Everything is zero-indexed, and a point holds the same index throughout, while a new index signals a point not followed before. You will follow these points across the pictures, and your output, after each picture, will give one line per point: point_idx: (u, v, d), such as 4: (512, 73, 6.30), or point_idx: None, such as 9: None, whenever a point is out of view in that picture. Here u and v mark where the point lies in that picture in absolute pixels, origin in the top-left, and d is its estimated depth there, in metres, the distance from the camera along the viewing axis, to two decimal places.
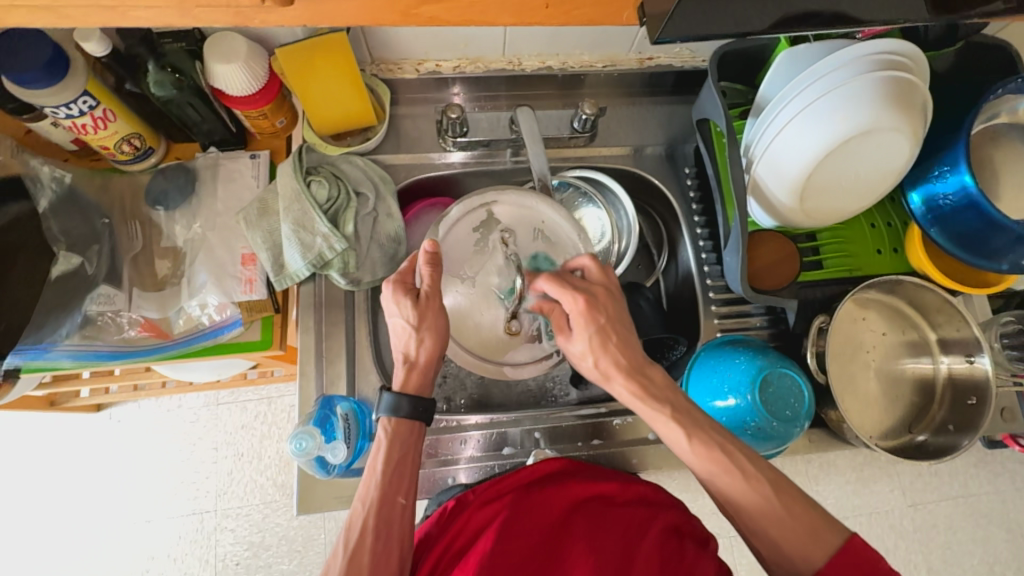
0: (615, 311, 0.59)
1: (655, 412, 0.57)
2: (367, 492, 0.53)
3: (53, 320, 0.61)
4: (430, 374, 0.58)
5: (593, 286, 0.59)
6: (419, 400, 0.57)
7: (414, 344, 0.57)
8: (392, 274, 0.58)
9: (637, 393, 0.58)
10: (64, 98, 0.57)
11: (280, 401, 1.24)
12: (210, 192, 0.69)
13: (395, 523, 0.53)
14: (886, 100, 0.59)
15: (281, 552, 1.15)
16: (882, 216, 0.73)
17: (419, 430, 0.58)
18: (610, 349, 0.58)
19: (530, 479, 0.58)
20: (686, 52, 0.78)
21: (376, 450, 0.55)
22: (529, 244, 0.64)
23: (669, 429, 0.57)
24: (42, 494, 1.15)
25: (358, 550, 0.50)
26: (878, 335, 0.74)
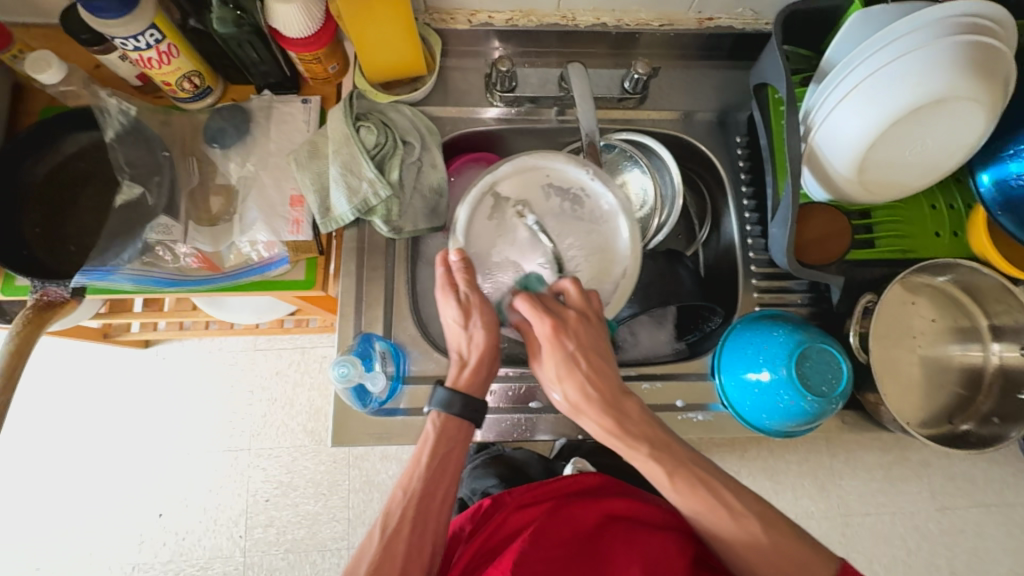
0: (588, 338, 0.58)
1: (631, 446, 0.57)
2: (411, 482, 0.56)
3: (117, 247, 0.64)
4: (482, 373, 0.60)
5: (566, 311, 0.58)
6: (469, 398, 0.59)
7: (466, 342, 0.59)
8: (435, 274, 0.59)
9: (612, 429, 0.57)
10: (133, 30, 0.59)
11: (313, 351, 1.29)
12: (263, 132, 0.71)
13: (430, 515, 0.56)
14: (980, 70, 0.56)
15: (308, 493, 1.21)
16: (945, 197, 0.70)
17: (467, 430, 0.60)
18: (577, 379, 0.57)
19: (567, 491, 0.60)
20: (749, 14, 0.74)
21: (423, 443, 0.58)
22: (542, 203, 0.67)
23: (650, 467, 0.57)
24: (94, 418, 1.23)
25: (395, 535, 0.54)
26: (927, 322, 0.71)
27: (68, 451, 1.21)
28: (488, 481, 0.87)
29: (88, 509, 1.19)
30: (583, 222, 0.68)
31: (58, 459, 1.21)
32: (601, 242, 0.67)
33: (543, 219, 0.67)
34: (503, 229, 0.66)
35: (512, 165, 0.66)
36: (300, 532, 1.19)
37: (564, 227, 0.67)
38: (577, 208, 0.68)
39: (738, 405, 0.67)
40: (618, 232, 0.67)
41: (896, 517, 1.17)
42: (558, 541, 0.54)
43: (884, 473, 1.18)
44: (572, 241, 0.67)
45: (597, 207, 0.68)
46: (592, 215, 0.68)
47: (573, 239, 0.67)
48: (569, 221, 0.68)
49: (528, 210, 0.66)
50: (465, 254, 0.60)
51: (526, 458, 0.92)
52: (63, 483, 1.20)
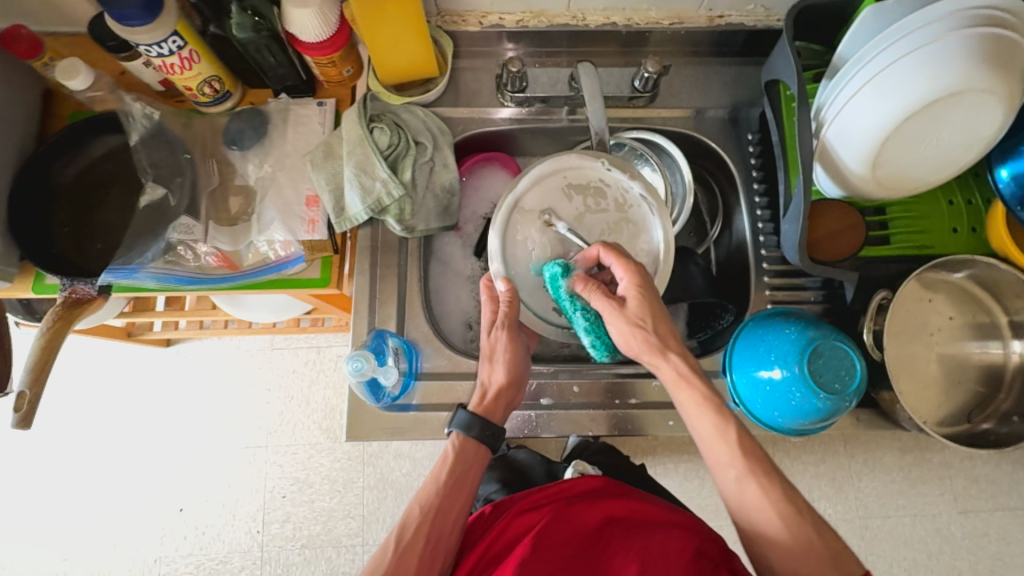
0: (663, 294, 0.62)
1: (700, 401, 0.57)
2: (425, 499, 0.58)
3: (141, 246, 0.66)
4: (502, 405, 0.64)
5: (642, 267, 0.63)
6: (488, 424, 0.61)
7: (489, 372, 0.64)
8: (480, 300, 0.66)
9: (689, 381, 0.58)
10: (156, 36, 0.61)
11: (329, 350, 1.31)
12: (280, 134, 0.73)
13: (443, 534, 0.57)
14: (999, 61, 0.55)
15: (323, 490, 1.23)
16: (962, 193, 0.69)
17: (484, 454, 0.62)
18: (661, 331, 0.59)
19: (570, 493, 0.61)
20: (761, 10, 0.74)
21: (441, 464, 0.60)
22: (569, 211, 0.67)
23: (716, 435, 0.56)
24: (118, 414, 1.27)
25: (408, 549, 0.55)
26: (944, 319, 0.70)
27: (94, 447, 1.25)
28: (490, 486, 0.87)
29: (113, 502, 1.23)
30: (615, 213, 0.67)
31: (89, 451, 1.25)
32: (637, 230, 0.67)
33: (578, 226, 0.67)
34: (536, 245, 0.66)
35: (541, 173, 0.66)
36: (315, 528, 1.21)
37: (599, 227, 0.67)
38: (600, 200, 0.67)
39: (750, 403, 0.67)
40: (653, 221, 0.67)
41: (916, 520, 1.15)
42: (559, 544, 0.55)
43: (904, 475, 1.15)
44: (604, 235, 0.67)
45: (622, 192, 0.67)
46: (620, 202, 0.68)
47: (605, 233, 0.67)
48: (603, 220, 0.67)
49: (564, 219, 0.66)
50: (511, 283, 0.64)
51: (530, 460, 0.92)
52: (89, 477, 1.24)
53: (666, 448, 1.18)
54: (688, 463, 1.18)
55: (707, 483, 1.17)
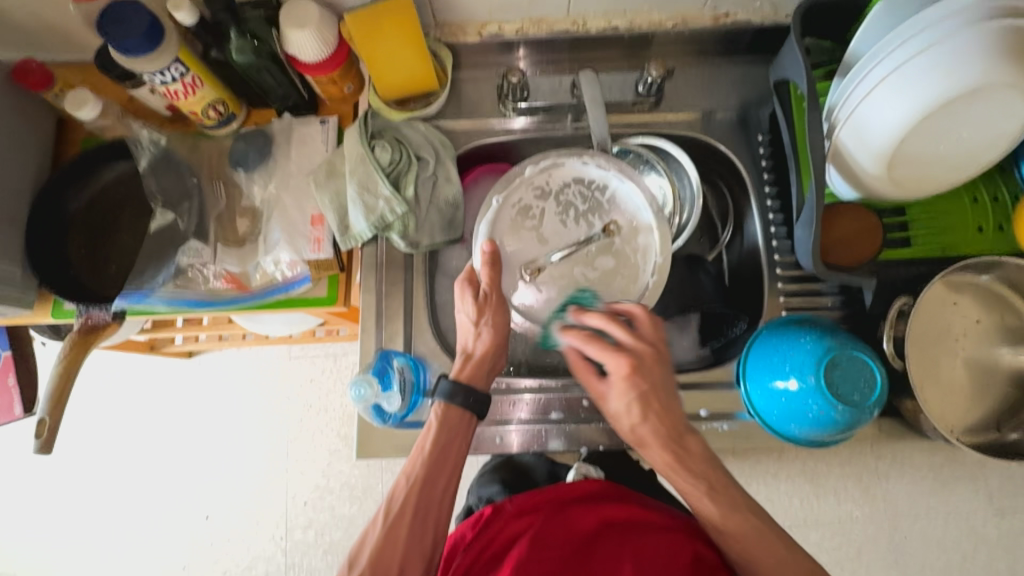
0: (660, 377, 0.57)
1: (690, 486, 0.58)
2: (412, 469, 0.57)
3: (152, 270, 0.69)
4: (486, 367, 0.61)
5: (640, 348, 0.57)
6: (470, 390, 0.59)
7: (473, 338, 0.60)
8: (461, 274, 0.62)
9: (671, 463, 0.58)
10: (159, 65, 0.62)
11: (344, 358, 1.32)
12: (285, 155, 0.73)
13: (432, 504, 0.56)
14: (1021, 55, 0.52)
15: (342, 496, 1.25)
16: (988, 189, 0.65)
17: (470, 422, 0.60)
18: (654, 415, 0.57)
19: (567, 495, 0.59)
20: (768, 7, 0.72)
21: (426, 431, 0.58)
22: (529, 246, 0.64)
23: (703, 504, 0.57)
24: (144, 426, 1.30)
25: (396, 523, 0.54)
26: (971, 322, 0.67)
27: (122, 459, 1.29)
28: (491, 488, 0.85)
29: (141, 511, 1.26)
30: (553, 203, 0.65)
31: (117, 461, 1.28)
32: (577, 190, 0.66)
33: (544, 247, 0.65)
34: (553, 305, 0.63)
35: (491, 237, 0.64)
36: (336, 533, 1.23)
37: (556, 228, 0.65)
38: (526, 206, 0.65)
39: (765, 413, 0.64)
40: (572, 168, 0.65)
41: (949, 522, 1.11)
42: (557, 548, 0.55)
43: (935, 476, 1.11)
44: (546, 235, 0.65)
45: (530, 183, 0.65)
46: (544, 190, 0.65)
47: (551, 229, 0.65)
48: (554, 218, 0.65)
49: (539, 258, 0.64)
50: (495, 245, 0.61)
51: (533, 463, 0.90)
52: (119, 488, 1.27)
53: None
54: None
55: None
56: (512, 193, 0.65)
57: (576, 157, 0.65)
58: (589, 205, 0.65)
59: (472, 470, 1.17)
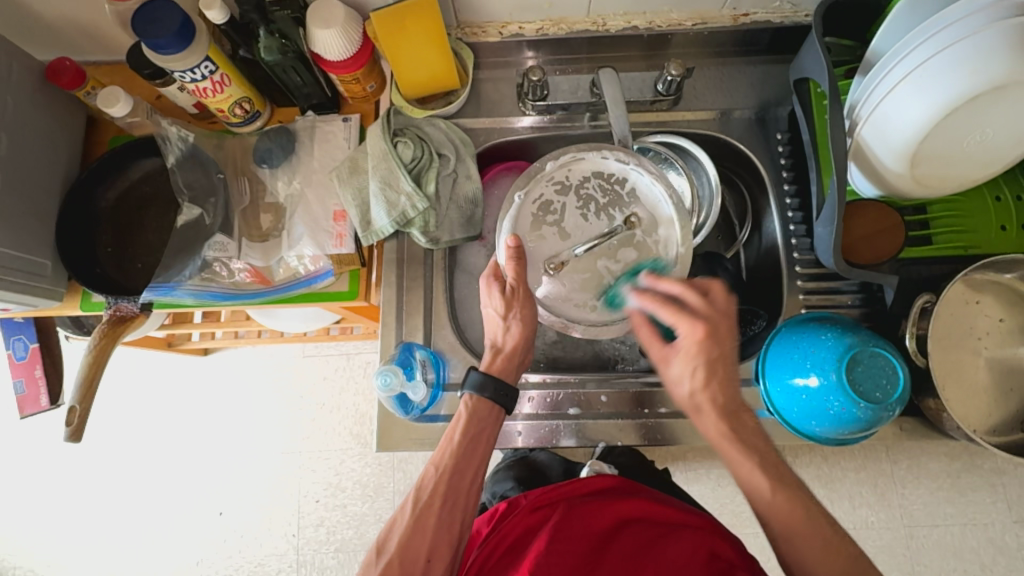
0: (729, 348, 0.56)
1: (743, 457, 0.55)
2: (442, 458, 0.57)
3: (179, 263, 0.70)
4: (514, 362, 0.61)
5: (717, 316, 0.56)
6: (500, 381, 0.59)
7: (502, 331, 0.61)
8: (486, 269, 0.63)
9: (726, 434, 0.56)
10: (190, 63, 0.64)
11: (358, 357, 1.33)
12: (308, 151, 0.75)
13: (462, 492, 0.56)
14: None
15: (355, 494, 1.25)
16: (1011, 188, 0.65)
17: (498, 414, 0.60)
18: (715, 383, 0.56)
19: (581, 492, 0.61)
20: (787, 6, 0.72)
21: (455, 421, 0.59)
22: (552, 241, 0.63)
23: (752, 476, 0.55)
24: (161, 421, 1.32)
25: (426, 510, 0.55)
26: (993, 321, 0.66)
27: (140, 453, 1.30)
28: (506, 484, 0.87)
29: (157, 506, 1.28)
30: (573, 198, 0.64)
31: (134, 456, 1.30)
32: (596, 184, 0.65)
33: (566, 242, 0.64)
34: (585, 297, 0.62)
35: (514, 233, 0.63)
36: (348, 531, 1.23)
37: (578, 221, 0.64)
38: (547, 200, 0.64)
39: (785, 410, 0.64)
40: (591, 163, 0.65)
41: (967, 529, 1.09)
42: (574, 539, 0.55)
43: (952, 482, 1.10)
44: (568, 230, 0.64)
45: (549, 180, 0.65)
46: (563, 185, 0.65)
47: (573, 224, 0.64)
48: (575, 213, 0.64)
49: (562, 252, 0.63)
50: (520, 241, 0.60)
51: (548, 461, 0.92)
52: (137, 482, 1.29)
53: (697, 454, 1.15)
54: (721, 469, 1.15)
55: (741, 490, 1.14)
56: (533, 188, 0.65)
57: (596, 151, 0.65)
58: (609, 198, 0.65)
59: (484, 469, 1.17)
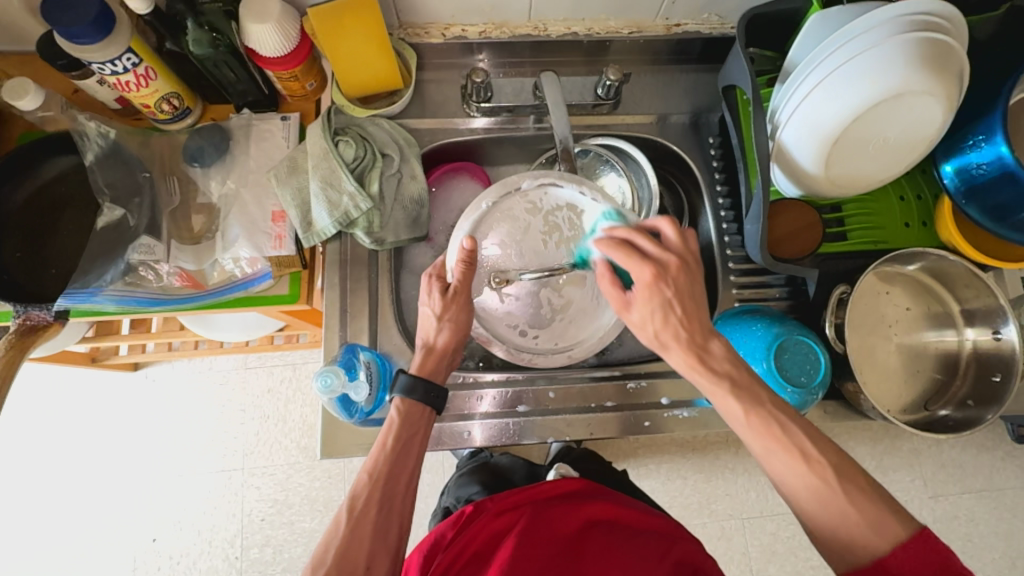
0: (686, 284, 0.53)
1: (714, 382, 0.52)
2: (374, 465, 0.55)
3: (98, 268, 0.64)
4: (444, 363, 0.62)
5: (669, 254, 0.54)
6: (430, 383, 0.60)
7: (435, 332, 0.61)
8: (429, 267, 0.62)
9: (693, 365, 0.53)
10: (110, 53, 0.60)
11: (304, 367, 1.28)
12: (243, 150, 0.72)
13: (397, 498, 0.55)
14: (939, 64, 0.58)
15: (303, 510, 1.20)
16: (912, 189, 0.72)
17: (429, 416, 0.60)
18: (679, 321, 0.53)
19: (549, 495, 0.62)
20: (714, 18, 0.77)
21: (387, 428, 0.58)
22: (507, 257, 0.65)
23: (727, 404, 0.52)
24: (84, 443, 1.22)
25: (362, 518, 0.53)
26: (901, 310, 0.73)
27: (60, 480, 1.20)
28: (472, 488, 0.85)
29: (81, 535, 1.18)
30: (540, 222, 0.65)
31: (54, 482, 1.20)
32: (566, 216, 0.65)
33: (519, 262, 0.65)
34: (516, 316, 0.66)
35: (472, 234, 0.63)
36: (297, 550, 1.18)
37: (537, 246, 0.65)
38: (518, 217, 0.64)
39: None
40: (568, 193, 0.65)
41: None
42: (541, 544, 0.55)
43: (876, 464, 1.19)
44: (528, 256, 0.65)
45: (524, 195, 0.64)
46: (535, 207, 0.65)
47: (532, 254, 0.65)
48: (537, 238, 0.65)
49: (511, 271, 0.64)
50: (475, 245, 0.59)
51: (511, 464, 0.92)
52: (56, 512, 1.18)
53: (647, 449, 1.19)
54: (670, 463, 1.19)
55: (690, 482, 1.18)
56: (504, 203, 0.64)
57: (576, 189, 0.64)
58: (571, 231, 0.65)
59: (438, 476, 1.15)
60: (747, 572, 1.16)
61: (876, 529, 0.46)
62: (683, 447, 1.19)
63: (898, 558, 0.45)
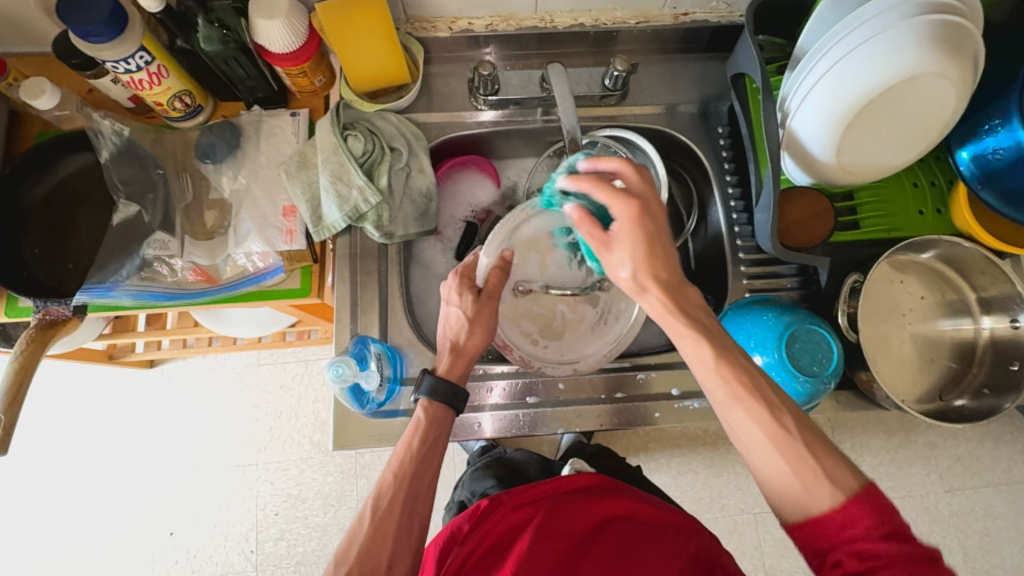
0: (658, 226, 0.52)
1: (684, 327, 0.51)
2: (399, 465, 0.56)
3: (114, 263, 0.65)
4: (470, 365, 0.62)
5: (642, 194, 0.52)
6: (453, 385, 0.60)
7: (465, 333, 0.61)
8: (458, 266, 0.64)
9: (668, 309, 0.52)
10: (123, 52, 0.61)
11: (316, 363, 1.30)
12: (254, 146, 0.73)
13: (419, 500, 0.56)
14: (953, 47, 0.57)
15: (317, 504, 1.21)
16: (925, 175, 0.71)
17: (451, 418, 0.61)
18: (656, 260, 0.52)
19: (566, 489, 0.61)
20: (723, 6, 0.76)
21: (412, 429, 0.59)
22: (530, 268, 0.69)
23: (698, 350, 0.51)
24: (103, 438, 1.24)
25: (385, 519, 0.53)
26: (915, 299, 0.72)
27: (80, 476, 1.22)
28: (486, 483, 0.86)
29: (101, 528, 1.20)
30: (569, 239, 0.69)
31: (75, 476, 1.22)
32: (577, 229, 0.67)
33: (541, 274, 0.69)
34: (534, 322, 0.70)
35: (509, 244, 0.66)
36: (310, 544, 1.19)
37: (558, 261, 0.70)
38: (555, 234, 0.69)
39: None
40: None
41: (905, 500, 1.16)
42: (557, 539, 0.55)
43: (890, 457, 1.17)
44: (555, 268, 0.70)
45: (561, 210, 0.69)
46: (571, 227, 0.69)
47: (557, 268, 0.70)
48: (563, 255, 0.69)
49: (534, 281, 0.69)
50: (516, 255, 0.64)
51: (526, 459, 0.92)
52: (77, 507, 1.21)
53: (658, 443, 1.18)
54: (681, 457, 1.18)
55: (701, 476, 1.17)
56: (543, 218, 0.67)
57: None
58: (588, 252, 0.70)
59: (449, 470, 1.16)
60: (759, 567, 1.15)
61: (830, 481, 0.45)
62: (694, 442, 1.18)
63: (842, 512, 0.44)
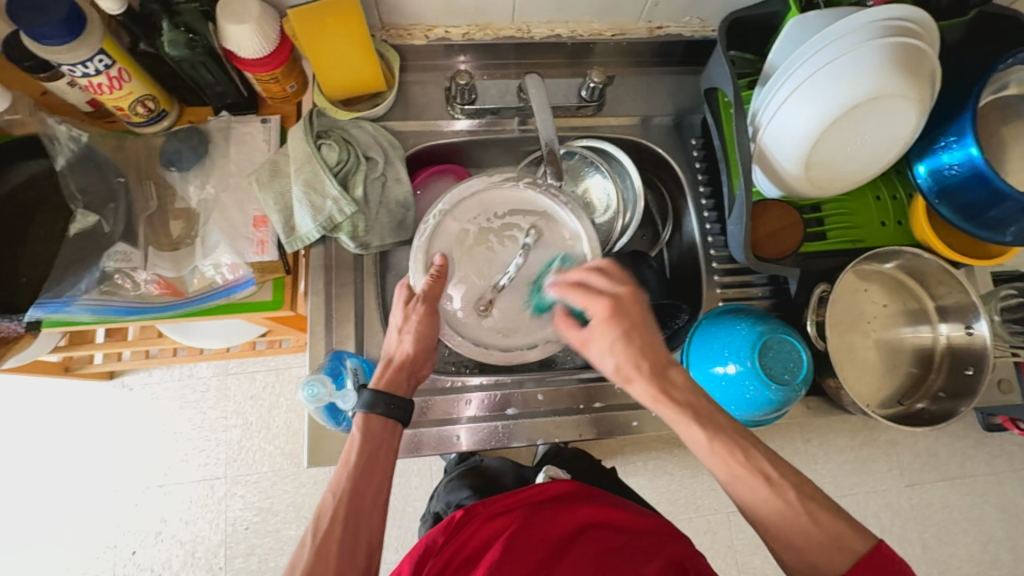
0: (638, 315, 0.57)
1: (677, 414, 0.55)
2: (337, 483, 0.56)
3: (72, 276, 0.62)
4: (405, 373, 0.62)
5: (616, 288, 0.57)
6: (391, 396, 0.60)
7: (397, 344, 0.62)
8: (404, 279, 0.64)
9: (658, 395, 0.56)
10: (80, 56, 0.58)
11: (287, 372, 1.26)
12: (223, 154, 0.70)
13: (363, 519, 0.55)
14: (911, 69, 0.59)
15: (289, 517, 1.18)
16: (887, 188, 0.74)
17: (394, 428, 0.60)
18: (636, 349, 0.56)
19: (540, 498, 0.61)
20: (695, 21, 0.78)
21: (349, 443, 0.58)
22: (474, 283, 0.63)
23: (692, 433, 0.54)
24: (58, 454, 1.18)
25: (328, 537, 0.53)
26: (879, 307, 0.75)
27: (33, 494, 1.16)
28: (462, 493, 0.85)
29: (56, 548, 1.14)
30: (496, 233, 0.65)
31: (28, 494, 1.16)
32: (514, 219, 0.65)
33: (486, 280, 0.64)
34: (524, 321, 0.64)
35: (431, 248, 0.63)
36: (282, 558, 1.16)
37: (487, 257, 0.64)
38: (490, 234, 0.64)
39: None
40: (505, 198, 0.65)
41: (868, 495, 1.21)
42: (529, 548, 0.55)
43: (855, 455, 1.22)
44: (496, 270, 0.64)
45: (483, 204, 0.65)
46: (490, 215, 0.65)
47: (495, 261, 0.64)
48: (496, 253, 0.64)
49: (487, 291, 0.63)
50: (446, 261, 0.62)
51: (501, 467, 0.91)
52: (28, 532, 1.14)
53: (635, 447, 1.19)
54: (657, 459, 1.19)
55: (676, 478, 1.19)
56: (435, 236, 0.63)
57: (491, 181, 0.65)
58: (505, 222, 0.65)
59: (426, 478, 1.15)
60: (732, 565, 1.18)
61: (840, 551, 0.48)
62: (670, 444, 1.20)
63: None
